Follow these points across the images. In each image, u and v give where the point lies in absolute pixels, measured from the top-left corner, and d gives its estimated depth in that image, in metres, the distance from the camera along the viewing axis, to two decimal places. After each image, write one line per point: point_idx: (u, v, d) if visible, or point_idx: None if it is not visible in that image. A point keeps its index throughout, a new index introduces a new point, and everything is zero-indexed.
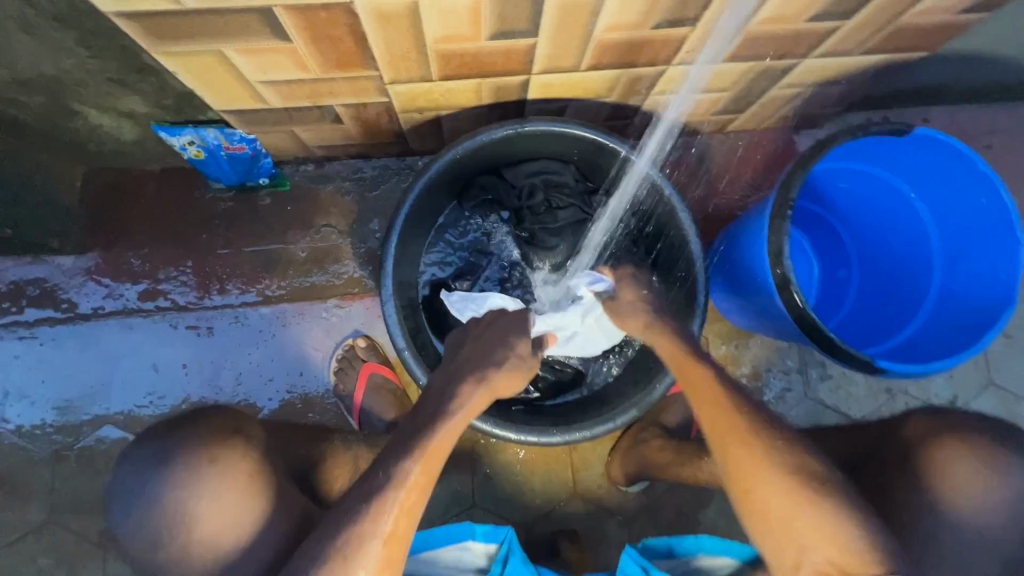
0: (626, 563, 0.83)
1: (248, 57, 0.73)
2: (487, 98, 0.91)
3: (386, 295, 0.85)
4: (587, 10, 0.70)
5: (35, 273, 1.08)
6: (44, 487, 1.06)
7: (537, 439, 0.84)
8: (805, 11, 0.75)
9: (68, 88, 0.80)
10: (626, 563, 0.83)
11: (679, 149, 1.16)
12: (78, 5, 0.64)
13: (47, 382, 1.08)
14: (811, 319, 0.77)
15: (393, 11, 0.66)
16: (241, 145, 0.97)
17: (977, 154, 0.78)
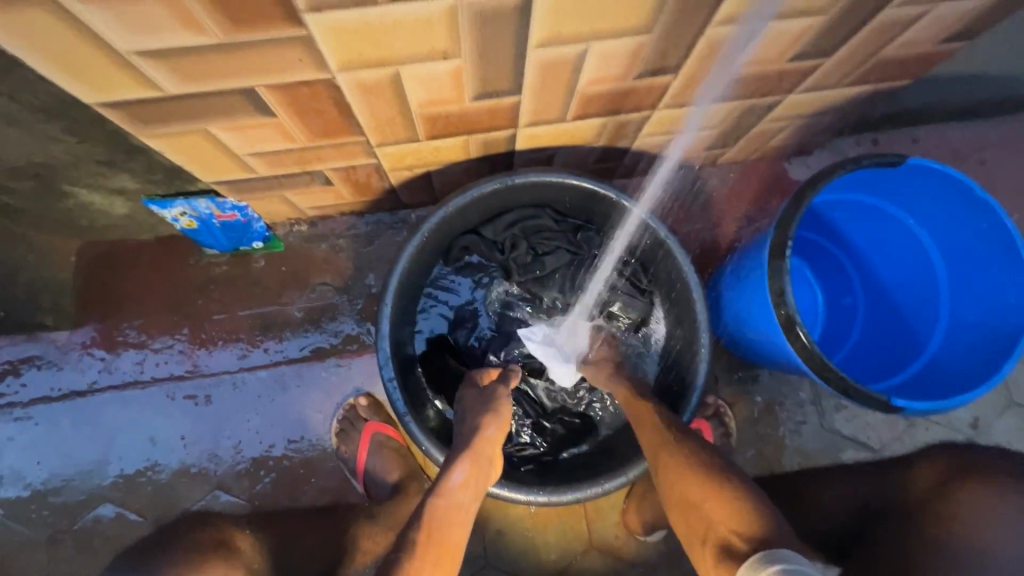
0: None
1: (233, 133, 0.73)
2: (475, 152, 0.91)
3: (382, 363, 0.83)
4: (568, 68, 0.70)
5: (29, 350, 1.07)
6: (40, 572, 1.02)
7: (549, 500, 0.81)
8: (786, 53, 0.75)
9: (58, 172, 0.80)
10: None
11: (671, 185, 1.16)
12: (62, 98, 0.65)
13: (44, 462, 1.05)
14: (819, 358, 0.76)
15: (374, 82, 0.66)
16: (232, 212, 0.97)
17: (972, 182, 0.76)
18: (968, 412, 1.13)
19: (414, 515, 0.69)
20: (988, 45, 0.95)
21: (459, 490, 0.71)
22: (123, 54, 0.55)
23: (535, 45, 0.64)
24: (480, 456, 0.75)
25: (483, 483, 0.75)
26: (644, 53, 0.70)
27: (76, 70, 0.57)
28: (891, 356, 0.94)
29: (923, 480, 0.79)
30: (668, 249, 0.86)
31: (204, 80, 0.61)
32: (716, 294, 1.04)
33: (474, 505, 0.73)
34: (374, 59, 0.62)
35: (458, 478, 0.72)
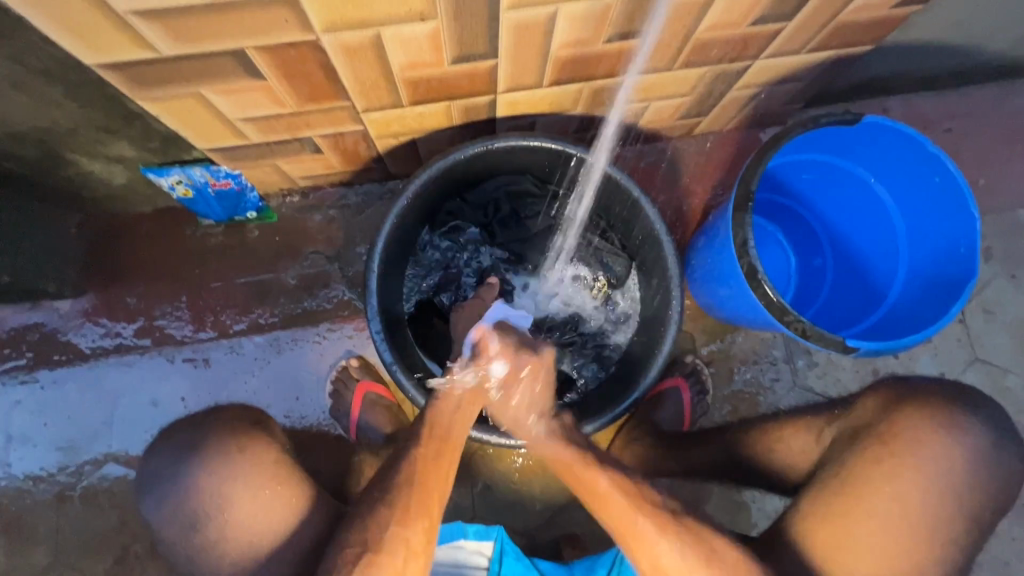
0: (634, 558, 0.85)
1: (226, 98, 0.78)
2: (457, 119, 0.95)
3: (371, 317, 0.87)
4: (541, 31, 0.74)
5: (34, 318, 1.11)
6: (50, 529, 1.07)
7: (529, 443, 0.86)
8: (748, 16, 0.80)
9: (60, 139, 0.85)
10: (633, 558, 0.85)
11: (650, 155, 1.20)
12: (64, 61, 0.69)
13: (50, 424, 1.10)
14: (780, 305, 0.81)
15: (357, 44, 0.71)
16: (227, 181, 1.01)
17: (924, 138, 0.81)
18: (934, 368, 1.18)
19: (426, 419, 0.75)
20: (946, 14, 0.99)
21: (450, 394, 0.74)
22: (121, 15, 0.59)
23: (507, 7, 0.68)
24: (485, 371, 0.78)
25: (486, 392, 0.79)
26: (612, 15, 0.74)
27: (77, 31, 0.61)
28: (855, 310, 0.99)
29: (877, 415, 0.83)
30: (642, 209, 0.90)
31: (196, 41, 0.65)
32: (691, 256, 1.08)
33: (473, 408, 0.75)
34: (355, 20, 0.66)
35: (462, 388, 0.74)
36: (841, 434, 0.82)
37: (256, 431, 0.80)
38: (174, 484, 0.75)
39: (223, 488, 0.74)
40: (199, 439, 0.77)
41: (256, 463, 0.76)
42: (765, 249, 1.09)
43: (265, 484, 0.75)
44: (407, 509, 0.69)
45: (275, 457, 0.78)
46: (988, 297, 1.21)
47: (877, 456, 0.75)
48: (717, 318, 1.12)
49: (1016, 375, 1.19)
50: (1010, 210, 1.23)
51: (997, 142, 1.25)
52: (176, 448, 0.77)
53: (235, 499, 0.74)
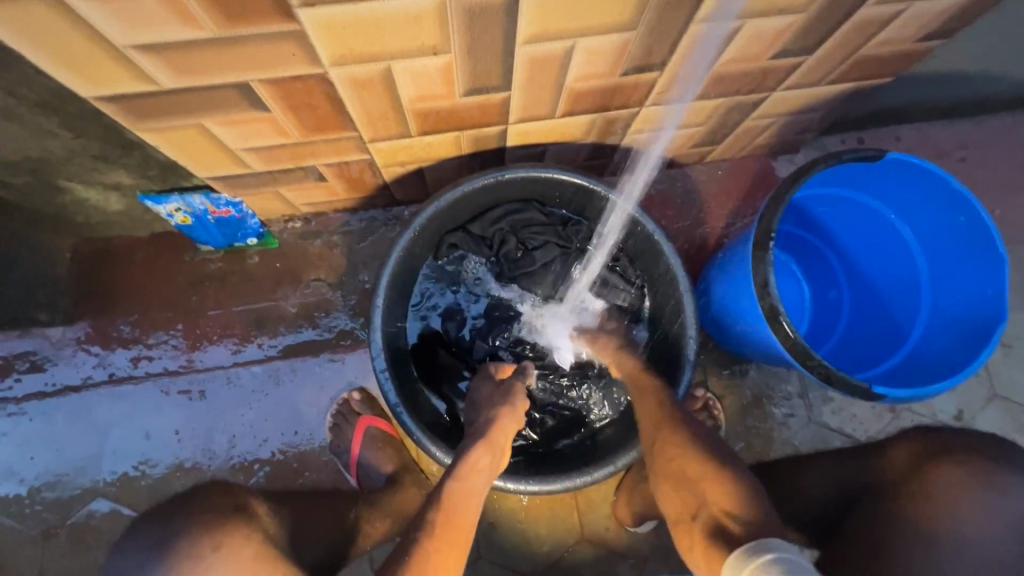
0: None
1: (228, 128, 0.75)
2: (466, 148, 0.92)
3: (375, 355, 0.84)
4: (557, 64, 0.72)
5: (23, 346, 1.07)
6: (34, 569, 1.02)
7: (538, 489, 0.82)
8: (768, 50, 0.77)
9: (54, 167, 0.82)
10: None
11: (661, 182, 1.18)
12: (59, 91, 0.66)
13: (37, 457, 1.06)
14: (803, 347, 0.77)
15: (367, 77, 0.68)
16: (227, 208, 0.98)
17: (950, 176, 0.78)
18: (952, 403, 1.15)
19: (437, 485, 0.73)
20: (964, 46, 0.97)
21: (472, 474, 0.74)
22: (119, 49, 0.57)
23: (523, 41, 0.66)
24: (497, 441, 0.78)
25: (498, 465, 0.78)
26: (631, 49, 0.71)
27: (72, 64, 0.58)
28: (874, 347, 0.96)
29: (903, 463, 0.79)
30: (657, 243, 0.88)
31: (199, 74, 0.62)
32: (704, 288, 1.05)
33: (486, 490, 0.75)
34: (365, 54, 0.63)
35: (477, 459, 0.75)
36: (884, 494, 0.78)
37: (234, 518, 0.71)
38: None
39: None
40: (167, 538, 0.67)
41: (235, 560, 0.67)
42: (779, 281, 1.07)
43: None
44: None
45: (254, 551, 0.69)
46: (1006, 330, 1.18)
47: (916, 514, 0.73)
48: (730, 350, 1.09)
49: None
50: None
51: (1012, 172, 1.23)
52: (143, 548, 0.67)
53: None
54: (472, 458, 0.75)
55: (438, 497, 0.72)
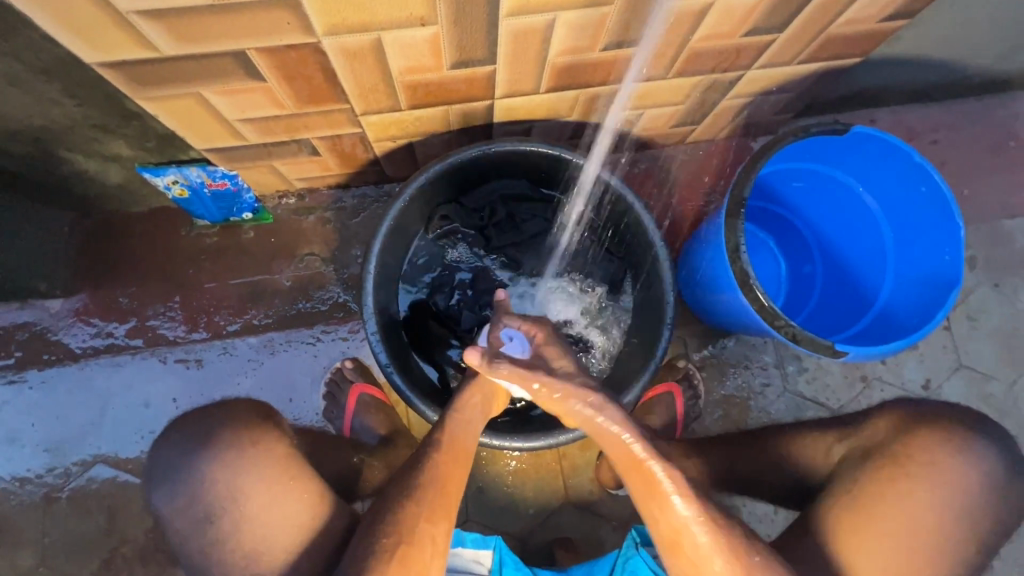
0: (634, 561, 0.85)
1: (225, 98, 0.78)
2: (455, 123, 0.96)
3: (367, 319, 0.88)
4: (539, 37, 0.76)
5: (24, 317, 1.10)
6: (35, 532, 1.06)
7: (523, 446, 0.87)
8: (740, 28, 0.82)
9: (56, 137, 0.85)
10: (636, 564, 0.85)
11: (643, 162, 1.22)
12: (63, 58, 0.69)
13: (38, 425, 1.09)
14: (771, 310, 0.82)
15: (358, 48, 0.71)
16: (223, 181, 1.01)
17: (911, 148, 0.83)
18: (920, 374, 1.20)
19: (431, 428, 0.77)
20: (930, 29, 1.02)
21: (469, 410, 0.78)
22: (123, 14, 0.60)
23: (506, 14, 0.70)
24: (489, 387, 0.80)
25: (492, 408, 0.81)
26: (609, 24, 0.75)
27: (78, 29, 0.61)
28: (844, 316, 1.01)
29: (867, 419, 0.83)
30: (636, 215, 0.92)
31: (198, 41, 0.66)
32: (683, 261, 1.10)
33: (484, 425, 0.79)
34: (357, 25, 0.67)
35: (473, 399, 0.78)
36: (853, 452, 0.83)
37: (268, 423, 0.80)
38: (188, 476, 0.73)
39: (237, 480, 0.73)
40: (212, 431, 0.76)
41: (267, 456, 0.76)
42: (756, 255, 1.11)
43: (278, 476, 0.74)
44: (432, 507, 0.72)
45: (285, 452, 0.77)
46: (972, 305, 1.24)
47: (893, 476, 0.76)
48: (708, 321, 1.14)
49: (1000, 382, 1.21)
50: (992, 220, 1.26)
51: (980, 154, 1.28)
52: (188, 441, 0.76)
53: (250, 492, 0.73)
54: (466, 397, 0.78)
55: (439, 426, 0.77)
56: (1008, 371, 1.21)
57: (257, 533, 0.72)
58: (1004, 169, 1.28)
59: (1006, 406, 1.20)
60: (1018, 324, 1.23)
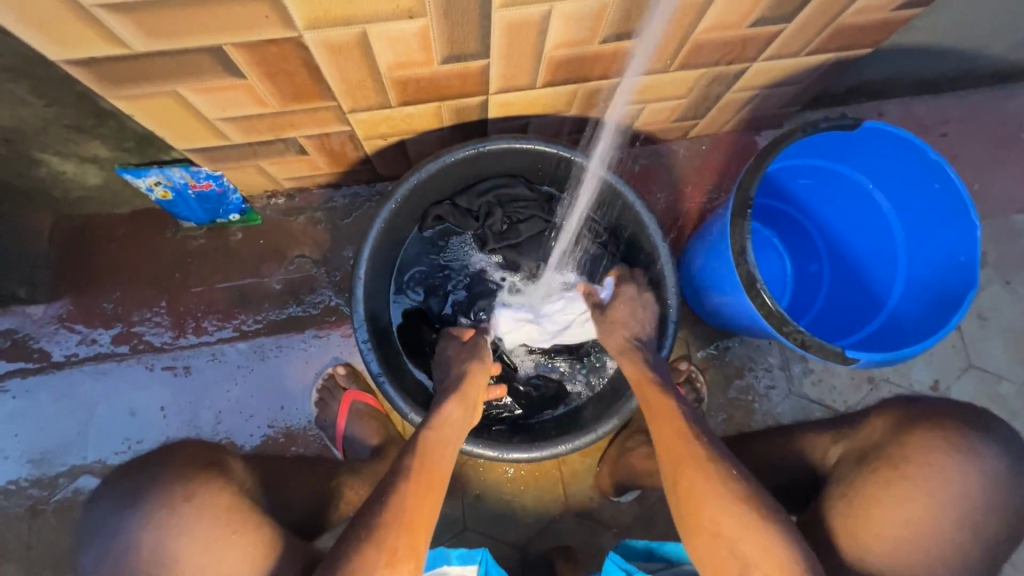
0: (611, 569, 0.81)
1: (204, 97, 0.74)
2: (448, 120, 0.92)
3: (357, 326, 0.84)
4: (535, 30, 0.71)
5: (5, 324, 1.07)
6: (21, 544, 1.03)
7: (519, 457, 0.83)
8: (747, 18, 0.77)
9: (28, 138, 0.80)
10: (610, 570, 0.81)
11: (644, 158, 1.18)
12: (27, 55, 0.65)
13: (21, 435, 1.06)
14: (779, 315, 0.79)
15: (342, 42, 0.67)
16: (208, 182, 0.97)
17: (925, 144, 0.79)
18: (929, 375, 1.17)
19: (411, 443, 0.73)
20: (944, 17, 0.98)
21: (446, 426, 0.76)
22: (87, 8, 0.56)
23: (499, 5, 0.65)
24: (468, 395, 0.80)
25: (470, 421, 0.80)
26: (608, 15, 0.71)
27: (38, 24, 0.57)
28: (852, 317, 0.98)
29: (874, 423, 0.80)
30: (638, 215, 0.88)
31: (170, 36, 0.62)
32: (687, 261, 1.06)
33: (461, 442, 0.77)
34: (340, 17, 0.63)
35: (449, 414, 0.77)
36: (850, 453, 0.80)
37: (211, 468, 0.72)
38: (116, 539, 0.64)
39: (167, 545, 0.65)
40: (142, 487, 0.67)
41: (206, 509, 0.67)
42: (761, 254, 1.08)
43: (219, 532, 0.67)
44: (393, 550, 0.62)
45: (228, 501, 0.69)
46: (983, 303, 1.20)
47: (889, 478, 0.71)
48: (710, 322, 1.11)
49: (1011, 382, 1.18)
50: (1004, 216, 1.23)
51: (991, 147, 1.24)
52: (119, 499, 0.67)
53: (185, 555, 0.65)
54: (445, 412, 0.77)
55: (412, 445, 0.73)
56: (1020, 371, 1.18)
57: None
58: (1017, 163, 1.24)
59: (1017, 407, 1.17)
60: None
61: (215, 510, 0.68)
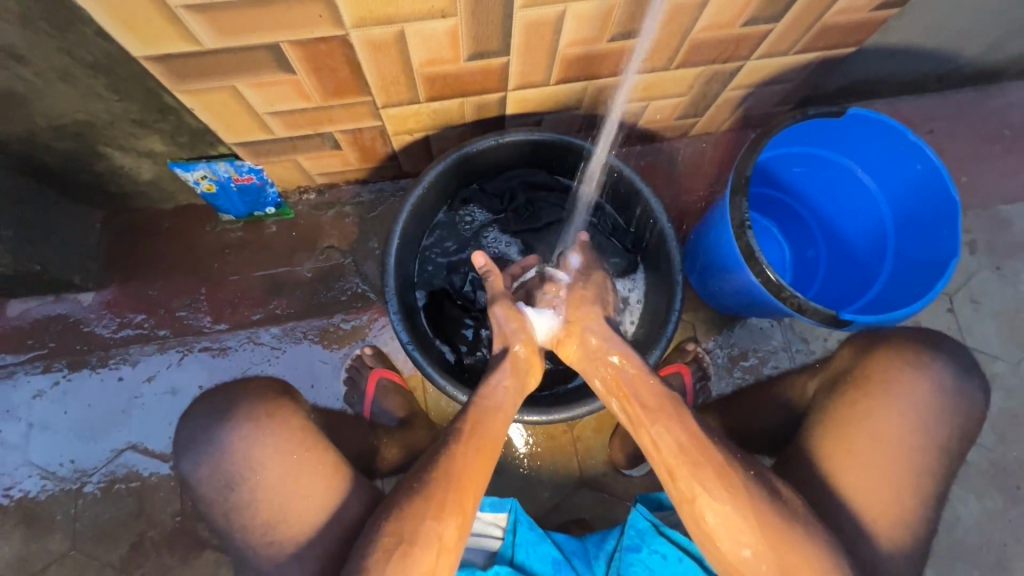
0: (637, 519, 0.87)
1: (256, 91, 0.84)
2: (469, 115, 1.01)
3: (389, 298, 0.92)
4: (550, 29, 0.81)
5: (58, 310, 1.15)
6: (66, 517, 1.09)
7: (537, 418, 0.89)
8: (739, 18, 0.87)
9: (98, 131, 0.90)
10: (636, 519, 0.87)
11: (650, 154, 1.27)
12: (111, 54, 0.75)
13: (70, 413, 1.13)
14: (777, 283, 0.86)
15: (383, 40, 0.77)
16: (249, 176, 1.06)
17: (906, 129, 0.87)
18: None
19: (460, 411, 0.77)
20: (922, 21, 1.07)
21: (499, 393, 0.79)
22: (172, 9, 0.65)
23: (520, 6, 0.75)
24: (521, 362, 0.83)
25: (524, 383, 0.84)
26: (615, 15, 0.81)
27: (129, 23, 0.67)
28: (848, 295, 1.05)
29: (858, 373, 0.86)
30: (645, 199, 0.96)
31: (236, 34, 0.71)
32: (690, 245, 1.14)
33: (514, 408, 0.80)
34: (383, 16, 0.72)
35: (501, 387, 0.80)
36: (824, 384, 0.86)
37: (283, 399, 0.83)
38: (211, 446, 0.77)
39: (252, 452, 0.77)
40: (232, 405, 0.80)
41: (284, 429, 0.78)
42: (761, 240, 1.16)
43: (294, 449, 0.77)
44: (443, 505, 0.69)
45: (301, 426, 0.80)
46: (975, 288, 1.26)
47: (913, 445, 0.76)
48: (714, 305, 1.17)
49: (1005, 362, 1.23)
50: (991, 206, 1.30)
51: (976, 143, 1.32)
52: (204, 417, 0.79)
53: (266, 461, 0.76)
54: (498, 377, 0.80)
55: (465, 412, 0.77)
56: (1013, 351, 1.24)
57: (270, 505, 0.75)
58: (1002, 157, 1.32)
59: (1012, 386, 1.22)
60: (1021, 306, 1.26)
61: (294, 433, 0.78)
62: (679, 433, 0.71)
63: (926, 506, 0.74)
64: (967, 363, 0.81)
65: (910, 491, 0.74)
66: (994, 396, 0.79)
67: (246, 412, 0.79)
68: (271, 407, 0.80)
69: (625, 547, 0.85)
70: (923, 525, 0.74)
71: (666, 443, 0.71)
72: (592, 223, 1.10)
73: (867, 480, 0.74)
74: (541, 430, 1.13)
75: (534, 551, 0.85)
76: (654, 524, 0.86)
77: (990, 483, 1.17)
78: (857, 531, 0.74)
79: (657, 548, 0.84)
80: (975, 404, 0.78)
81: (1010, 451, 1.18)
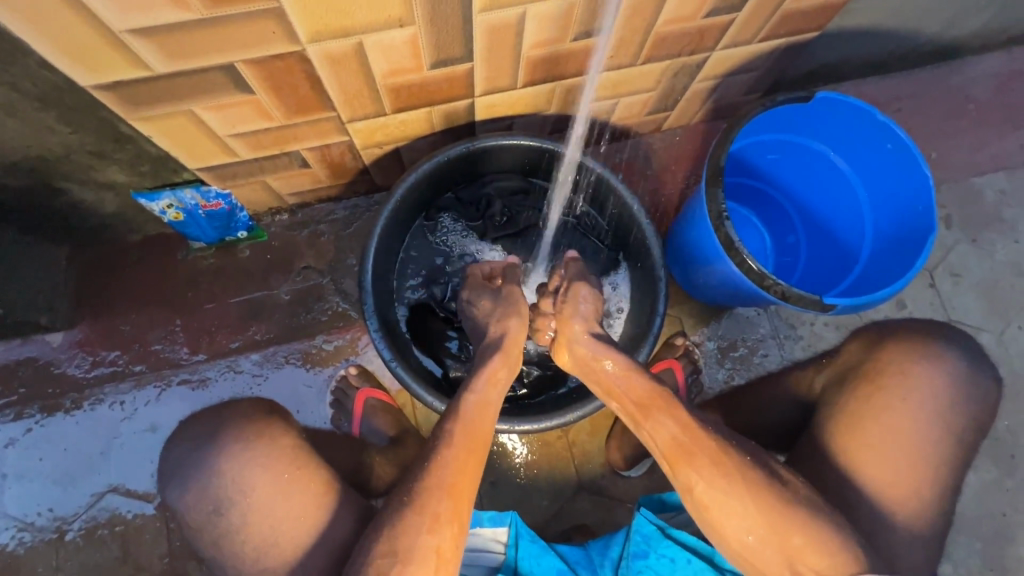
0: (642, 524, 0.85)
1: (215, 114, 0.81)
2: (438, 124, 1.00)
3: (368, 316, 0.90)
4: (512, 32, 0.80)
5: (26, 353, 1.11)
6: (49, 568, 1.04)
7: (530, 427, 0.87)
8: (700, 10, 0.86)
9: (53, 166, 0.87)
10: (641, 524, 0.85)
11: (625, 151, 1.26)
12: (58, 85, 0.72)
13: (45, 459, 1.08)
14: (759, 272, 0.85)
15: (342, 53, 0.75)
16: (217, 202, 1.03)
17: (875, 109, 0.87)
18: None
19: (445, 412, 0.76)
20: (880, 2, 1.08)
21: (489, 387, 0.78)
22: (117, 34, 0.63)
23: (479, 10, 0.73)
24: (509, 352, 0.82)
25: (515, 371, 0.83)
26: (576, 14, 0.80)
27: (73, 52, 0.64)
28: (831, 278, 1.05)
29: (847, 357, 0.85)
30: (622, 197, 0.95)
31: (188, 57, 0.69)
32: (670, 239, 1.13)
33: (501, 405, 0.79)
34: (339, 29, 0.71)
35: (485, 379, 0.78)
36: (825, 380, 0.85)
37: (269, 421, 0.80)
38: (194, 477, 0.74)
39: (235, 481, 0.74)
40: (216, 433, 0.77)
41: (270, 453, 0.76)
42: (741, 230, 1.15)
43: (279, 474, 0.74)
44: (436, 516, 0.67)
45: (289, 448, 0.77)
46: (954, 261, 1.27)
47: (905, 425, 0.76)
48: (697, 296, 1.17)
49: (989, 332, 1.24)
50: (962, 179, 1.31)
51: (943, 118, 1.34)
52: (185, 451, 0.77)
53: (249, 489, 0.73)
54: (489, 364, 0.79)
55: (453, 411, 0.75)
56: (996, 321, 1.25)
57: (256, 535, 0.72)
58: (969, 131, 1.33)
59: (998, 355, 1.23)
60: (1000, 276, 1.27)
61: (277, 458, 0.75)
62: (673, 427, 0.72)
63: (923, 485, 0.74)
64: (953, 338, 0.81)
65: (906, 472, 0.73)
66: (981, 368, 0.79)
67: (230, 440, 0.76)
68: (252, 435, 0.77)
69: (631, 554, 0.84)
70: (921, 505, 0.73)
71: (661, 435, 0.73)
72: (569, 224, 1.09)
73: (865, 467, 0.74)
74: (536, 437, 1.11)
75: (538, 564, 0.84)
76: (660, 527, 0.84)
77: (984, 454, 1.17)
78: (856, 516, 0.73)
79: (664, 551, 0.83)
80: (962, 379, 0.78)
81: (1000, 421, 1.19)
